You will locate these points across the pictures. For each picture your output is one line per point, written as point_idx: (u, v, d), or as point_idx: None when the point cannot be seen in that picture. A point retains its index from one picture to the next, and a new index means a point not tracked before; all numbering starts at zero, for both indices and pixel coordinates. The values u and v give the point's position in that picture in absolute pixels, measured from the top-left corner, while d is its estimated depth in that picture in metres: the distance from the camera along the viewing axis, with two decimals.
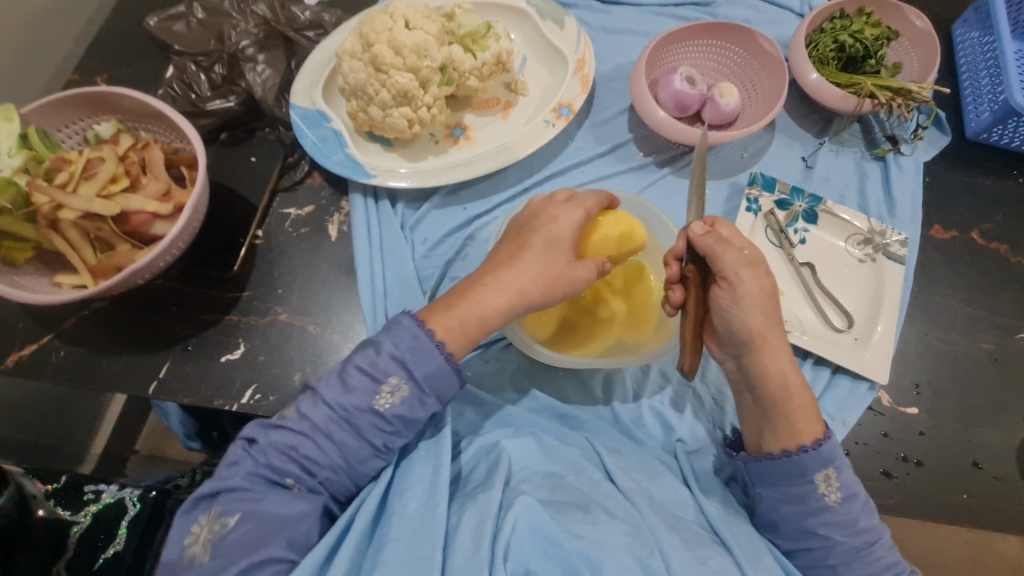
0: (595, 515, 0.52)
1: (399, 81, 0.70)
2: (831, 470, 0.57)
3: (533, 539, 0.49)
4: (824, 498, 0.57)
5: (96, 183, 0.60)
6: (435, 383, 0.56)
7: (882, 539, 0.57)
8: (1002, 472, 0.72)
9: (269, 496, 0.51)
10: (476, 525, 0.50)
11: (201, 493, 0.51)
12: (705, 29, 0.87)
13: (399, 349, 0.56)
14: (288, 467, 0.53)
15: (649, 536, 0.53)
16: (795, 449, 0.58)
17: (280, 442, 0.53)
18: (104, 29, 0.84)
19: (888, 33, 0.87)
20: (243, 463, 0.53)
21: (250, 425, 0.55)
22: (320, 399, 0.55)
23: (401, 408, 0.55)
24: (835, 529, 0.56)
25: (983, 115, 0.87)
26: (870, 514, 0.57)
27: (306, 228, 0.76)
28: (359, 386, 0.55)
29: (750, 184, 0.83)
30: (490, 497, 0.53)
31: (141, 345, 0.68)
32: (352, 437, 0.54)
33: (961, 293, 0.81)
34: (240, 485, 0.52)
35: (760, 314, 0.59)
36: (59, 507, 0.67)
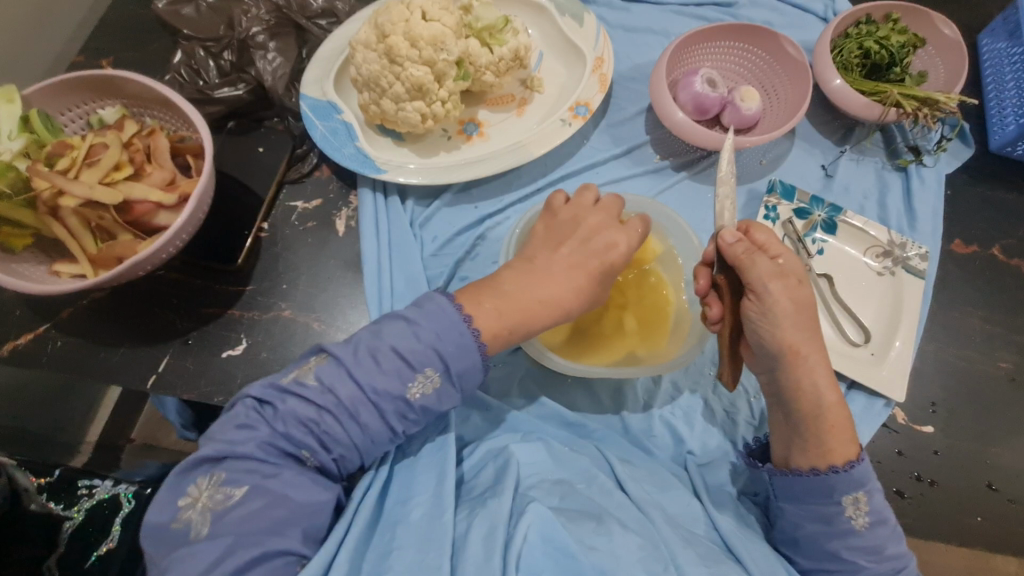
0: (608, 526, 0.51)
1: (414, 74, 0.68)
2: (862, 494, 0.55)
3: (545, 550, 0.48)
4: (852, 520, 0.54)
5: (99, 169, 0.58)
6: (468, 379, 0.54)
7: (908, 566, 0.55)
8: (1018, 495, 0.70)
9: (284, 473, 0.49)
10: (487, 534, 0.49)
11: (207, 453, 0.48)
12: (727, 30, 0.85)
13: (440, 339, 0.53)
14: (305, 440, 0.50)
15: (664, 551, 0.51)
16: (824, 468, 0.55)
17: (300, 413, 0.50)
18: (110, 11, 0.82)
19: (915, 40, 0.84)
20: (256, 428, 0.50)
21: (266, 386, 0.52)
22: (349, 374, 0.51)
23: (430, 400, 0.53)
24: (858, 552, 0.54)
25: (1009, 128, 0.85)
26: (897, 539, 0.55)
27: (313, 222, 0.74)
28: (393, 370, 0.52)
29: (768, 191, 0.81)
30: (501, 504, 0.52)
31: (141, 336, 0.66)
32: (374, 420, 0.52)
33: (980, 309, 0.80)
34: (251, 453, 0.49)
35: (792, 328, 0.57)
36: (51, 501, 0.65)
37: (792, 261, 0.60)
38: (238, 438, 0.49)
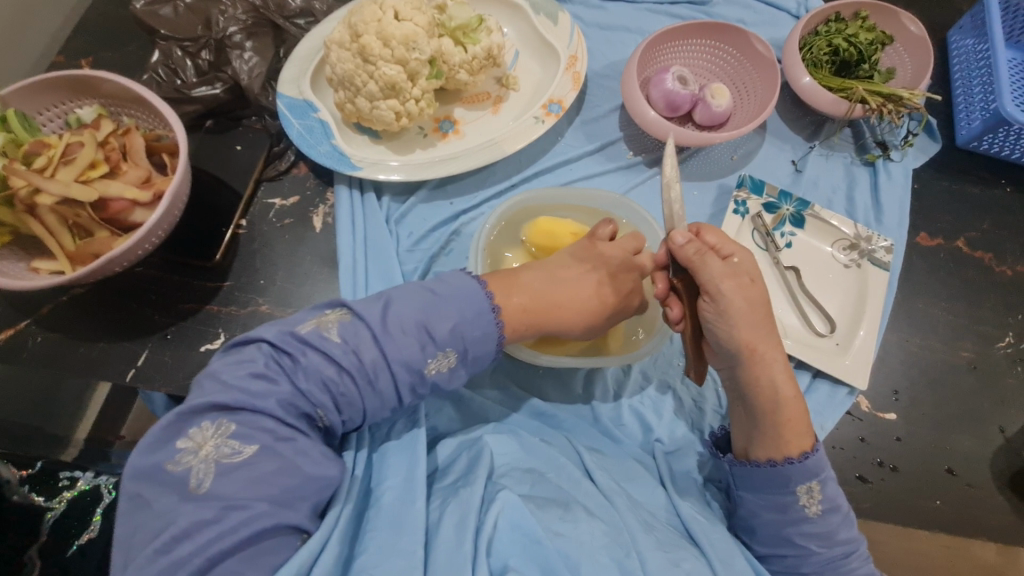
0: (575, 513, 0.53)
1: (387, 72, 0.70)
2: (815, 483, 0.56)
3: (513, 535, 0.50)
4: (805, 509, 0.56)
5: (75, 167, 0.59)
6: (479, 360, 0.58)
7: (858, 550, 0.57)
8: (976, 479, 0.73)
9: (300, 438, 0.50)
10: (458, 520, 0.51)
11: (226, 402, 0.48)
12: (699, 29, 0.87)
13: (466, 320, 0.56)
14: (321, 400, 0.52)
15: (627, 536, 0.53)
16: (780, 460, 0.57)
17: (322, 371, 0.52)
18: (90, 11, 0.83)
19: (882, 38, 0.86)
20: (277, 381, 0.51)
21: (291, 339, 0.53)
22: (376, 341, 0.54)
23: (442, 376, 0.56)
24: (810, 539, 0.56)
25: (974, 123, 0.87)
26: (849, 526, 0.57)
27: (290, 219, 0.75)
28: (415, 344, 0.54)
29: (738, 186, 0.83)
30: (473, 492, 0.53)
31: (121, 331, 0.68)
32: (386, 390, 0.54)
33: (944, 300, 0.82)
34: (269, 407, 0.49)
35: (748, 327, 0.59)
36: (33, 492, 0.66)
37: (747, 261, 0.62)
38: (259, 390, 0.50)
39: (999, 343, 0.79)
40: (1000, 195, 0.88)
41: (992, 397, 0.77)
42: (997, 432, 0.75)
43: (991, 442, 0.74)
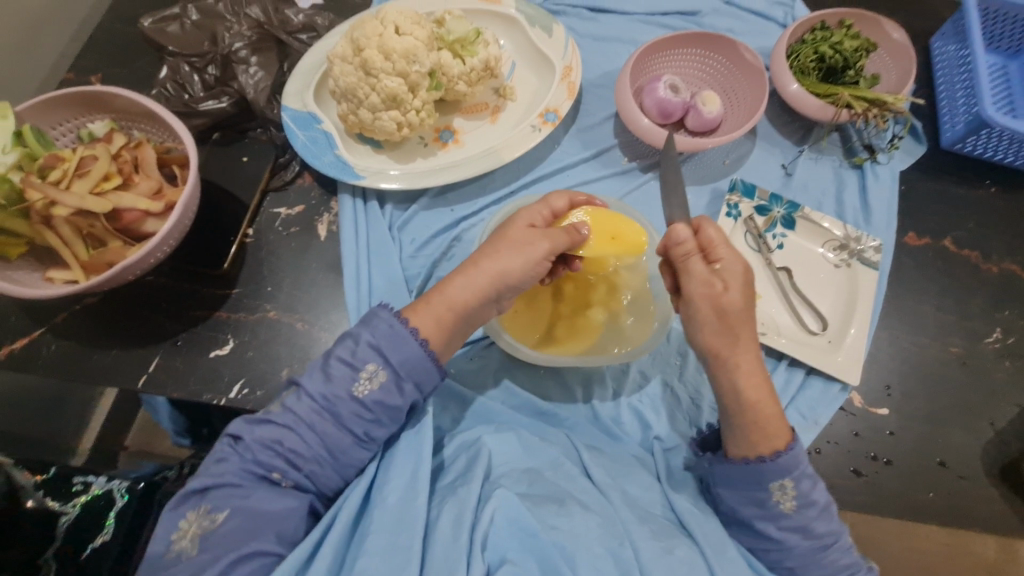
0: (569, 508, 0.54)
1: (389, 85, 0.72)
2: (787, 480, 0.57)
3: (510, 529, 0.52)
4: (779, 504, 0.58)
5: (89, 180, 0.61)
6: (411, 368, 0.57)
7: (838, 542, 0.59)
8: (968, 472, 0.74)
9: (257, 492, 0.52)
10: (455, 517, 0.53)
11: (191, 488, 0.52)
12: (689, 38, 0.90)
13: (377, 337, 0.57)
14: (274, 462, 0.53)
15: (621, 529, 0.55)
16: (754, 458, 0.59)
17: (265, 436, 0.54)
18: (99, 29, 0.86)
19: (866, 45, 0.89)
20: (232, 460, 0.53)
21: (236, 422, 0.55)
22: (305, 393, 0.55)
23: (379, 394, 0.56)
24: (792, 533, 0.58)
25: (957, 125, 0.90)
26: (828, 519, 0.59)
27: (296, 227, 0.77)
28: (339, 375, 0.56)
29: (730, 190, 0.85)
30: (470, 492, 0.55)
31: (132, 338, 0.69)
32: (333, 428, 0.55)
33: (932, 298, 0.84)
34: (230, 482, 0.52)
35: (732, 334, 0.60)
36: (48, 497, 0.67)
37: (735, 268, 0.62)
38: (215, 470, 0.52)
39: (987, 338, 0.82)
40: (984, 195, 0.90)
41: (981, 391, 0.79)
42: (987, 426, 0.77)
43: (981, 435, 0.76)
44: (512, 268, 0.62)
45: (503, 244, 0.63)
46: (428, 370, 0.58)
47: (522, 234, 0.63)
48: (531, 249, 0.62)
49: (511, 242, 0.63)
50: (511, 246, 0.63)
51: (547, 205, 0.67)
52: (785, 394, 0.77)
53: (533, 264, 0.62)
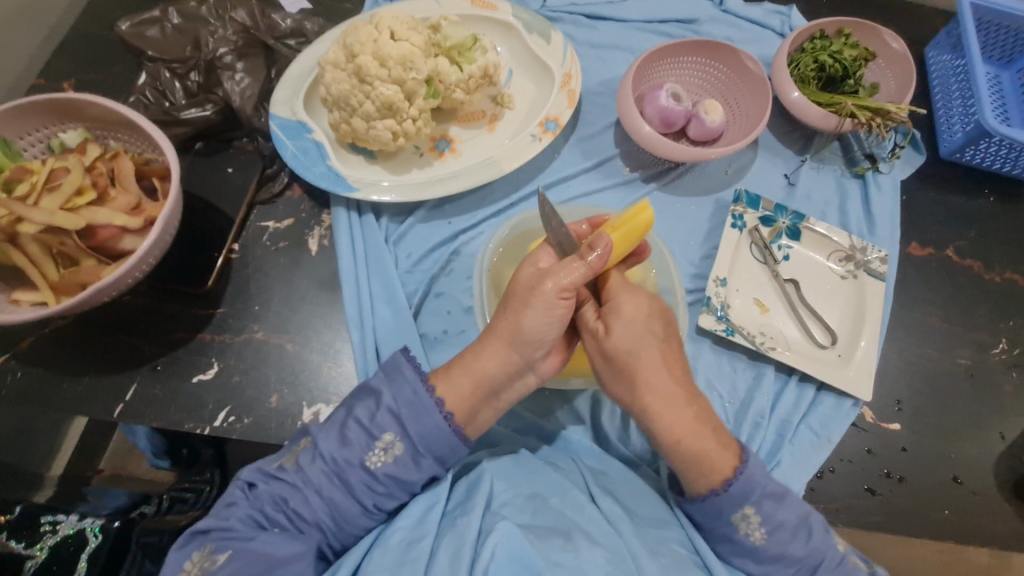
0: (576, 542, 0.50)
1: (384, 93, 0.69)
2: (748, 509, 0.56)
3: (511, 566, 0.47)
4: (748, 537, 0.57)
5: (60, 195, 0.57)
6: (431, 442, 0.54)
7: (824, 562, 0.57)
8: (981, 487, 0.73)
9: (262, 536, 0.49)
10: (453, 552, 0.49)
11: (197, 526, 0.49)
12: (689, 46, 0.88)
13: (398, 404, 0.54)
14: (279, 517, 0.51)
15: (631, 564, 0.51)
16: (708, 493, 0.57)
17: (277, 491, 0.52)
18: (73, 32, 0.81)
19: (866, 54, 0.88)
20: (240, 505, 0.51)
21: (250, 468, 0.54)
22: (319, 453, 0.53)
23: (393, 467, 0.54)
24: (772, 564, 0.57)
25: (956, 135, 0.89)
26: (805, 538, 0.57)
27: (285, 242, 0.73)
28: (356, 442, 0.53)
29: (734, 201, 0.83)
30: (469, 523, 0.51)
31: (106, 364, 0.65)
32: (341, 495, 0.52)
33: (938, 309, 0.83)
34: (233, 526, 0.49)
35: None
36: (11, 540, 0.57)
37: (634, 303, 0.59)
38: (220, 513, 0.50)
39: (993, 350, 0.81)
40: (983, 205, 0.90)
41: (989, 403, 0.77)
42: (997, 439, 0.76)
43: (991, 449, 0.75)
44: (528, 322, 0.55)
45: (515, 302, 0.56)
46: (450, 445, 0.55)
47: (528, 281, 0.56)
48: (538, 294, 0.55)
49: (520, 296, 0.56)
50: (521, 302, 0.56)
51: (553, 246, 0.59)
52: (795, 411, 0.74)
53: (546, 311, 0.55)
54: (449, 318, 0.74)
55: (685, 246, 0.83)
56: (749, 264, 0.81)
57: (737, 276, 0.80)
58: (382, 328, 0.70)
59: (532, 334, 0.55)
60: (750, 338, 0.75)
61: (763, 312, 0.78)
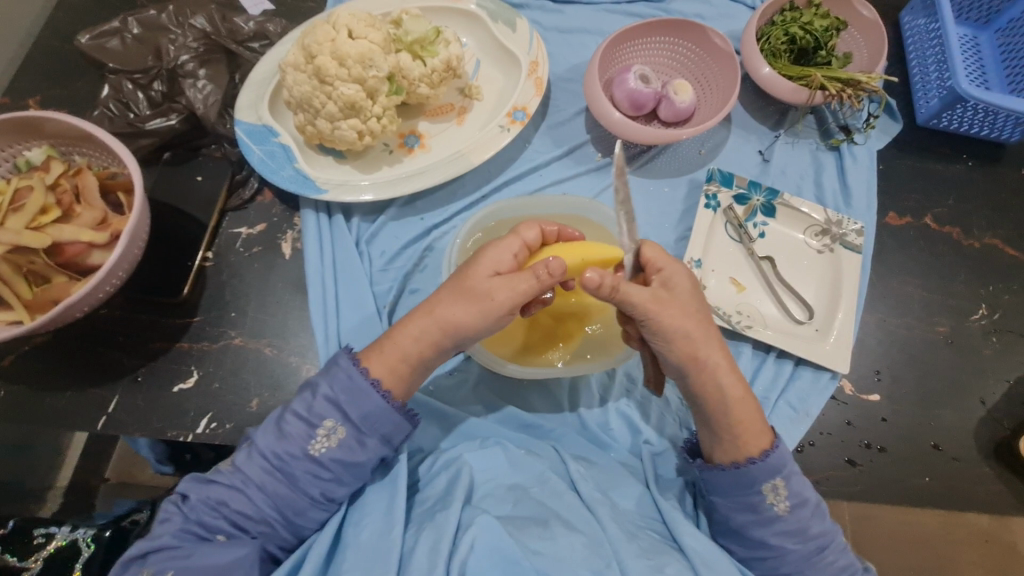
0: (553, 530, 0.52)
1: (345, 92, 0.69)
2: (780, 480, 0.57)
3: (489, 557, 0.48)
4: (773, 507, 0.57)
5: (25, 214, 0.57)
6: (373, 422, 0.55)
7: (833, 542, 0.58)
8: (962, 453, 0.73)
9: (201, 551, 0.49)
10: (432, 546, 0.49)
11: (132, 553, 0.48)
12: (658, 26, 0.87)
13: (335, 391, 0.55)
14: (219, 524, 0.52)
15: (607, 547, 0.52)
16: (743, 461, 0.58)
17: (211, 497, 0.52)
18: (35, 47, 0.80)
19: (837, 24, 0.87)
20: (174, 520, 0.51)
21: (186, 479, 0.54)
22: (258, 450, 0.53)
23: (337, 451, 0.54)
24: (786, 538, 0.57)
25: (931, 101, 0.88)
26: (820, 518, 0.58)
27: (258, 247, 0.74)
28: (295, 433, 0.54)
29: (708, 180, 0.82)
30: (448, 516, 0.52)
31: (89, 377, 0.66)
32: (286, 488, 0.53)
33: (917, 279, 0.83)
34: (170, 544, 0.50)
35: (704, 340, 0.60)
36: (6, 553, 0.59)
37: (677, 274, 0.60)
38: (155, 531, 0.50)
39: (973, 316, 0.81)
40: (962, 170, 0.89)
41: (969, 369, 0.78)
42: (977, 404, 0.76)
43: (972, 415, 0.75)
44: (466, 321, 0.57)
45: (463, 297, 0.57)
46: (395, 423, 0.56)
47: (481, 282, 0.57)
48: (489, 301, 0.56)
49: (469, 293, 0.57)
50: (469, 300, 0.57)
51: (518, 238, 0.59)
52: (774, 388, 0.75)
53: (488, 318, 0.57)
54: None
55: (660, 229, 0.83)
56: (724, 244, 0.81)
57: (712, 257, 0.80)
58: (358, 328, 0.71)
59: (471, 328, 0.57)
60: (727, 318, 0.75)
61: (739, 290, 0.78)
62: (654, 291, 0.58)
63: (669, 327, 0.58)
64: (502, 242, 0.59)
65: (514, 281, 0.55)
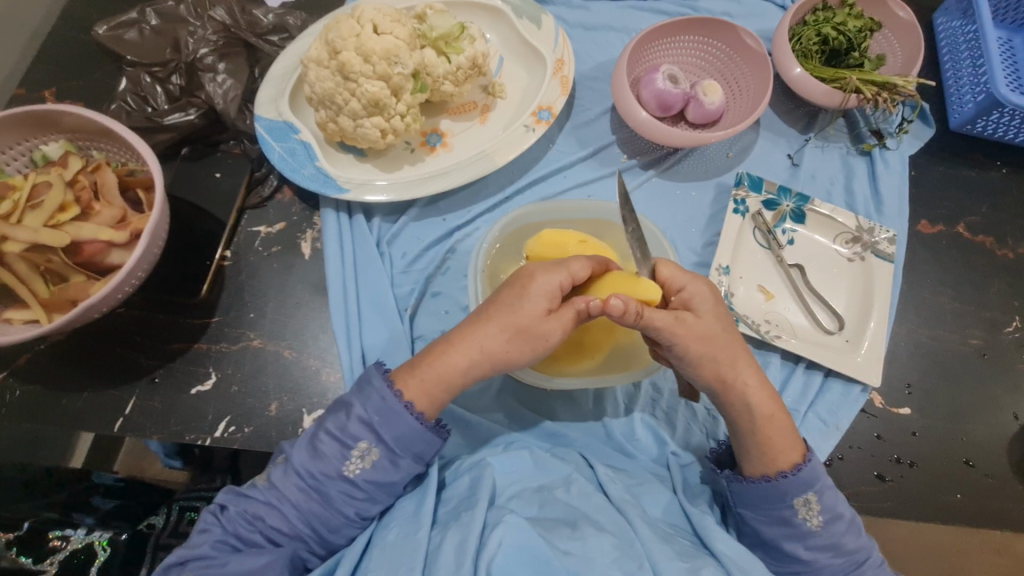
0: (582, 530, 0.50)
1: (370, 89, 0.67)
2: (811, 495, 0.55)
3: (521, 558, 0.47)
4: (806, 522, 0.55)
5: (43, 212, 0.56)
6: (407, 443, 0.54)
7: (869, 557, 0.56)
8: (994, 470, 0.72)
9: (237, 559, 0.48)
10: (460, 542, 0.48)
11: (171, 561, 0.48)
12: (687, 25, 0.84)
13: (369, 412, 0.53)
14: (255, 537, 0.51)
15: (638, 549, 0.50)
16: (775, 475, 0.56)
17: (248, 510, 0.51)
18: (50, 39, 0.78)
19: (871, 24, 0.85)
20: (212, 531, 0.50)
21: (223, 490, 0.53)
22: (293, 468, 0.52)
23: (372, 472, 0.53)
24: (821, 552, 0.55)
25: (966, 106, 0.86)
26: (857, 533, 0.56)
27: (277, 246, 0.72)
28: (329, 453, 0.52)
29: (736, 185, 0.80)
30: (474, 517, 0.50)
31: (105, 378, 0.64)
32: (320, 507, 0.52)
33: (949, 289, 0.81)
34: (206, 553, 0.49)
35: (736, 352, 0.58)
36: (21, 556, 0.59)
37: (701, 294, 0.59)
38: (194, 540, 0.49)
39: (1007, 329, 0.79)
40: (996, 177, 0.87)
41: (1002, 383, 0.76)
42: (1010, 419, 0.74)
43: (1004, 431, 0.73)
44: (520, 359, 0.56)
45: (522, 338, 0.55)
46: (427, 441, 0.55)
47: (544, 327, 0.55)
48: (538, 337, 0.55)
49: (529, 335, 0.55)
50: (526, 341, 0.55)
51: (565, 271, 0.56)
52: (803, 399, 0.73)
53: (536, 353, 0.56)
54: (445, 318, 0.72)
55: (687, 234, 0.81)
56: (752, 251, 0.79)
57: (740, 264, 0.78)
58: (379, 331, 0.70)
59: (516, 361, 0.56)
60: (756, 327, 0.73)
61: (767, 299, 0.76)
62: (677, 312, 0.56)
63: (703, 337, 0.57)
64: (548, 274, 0.56)
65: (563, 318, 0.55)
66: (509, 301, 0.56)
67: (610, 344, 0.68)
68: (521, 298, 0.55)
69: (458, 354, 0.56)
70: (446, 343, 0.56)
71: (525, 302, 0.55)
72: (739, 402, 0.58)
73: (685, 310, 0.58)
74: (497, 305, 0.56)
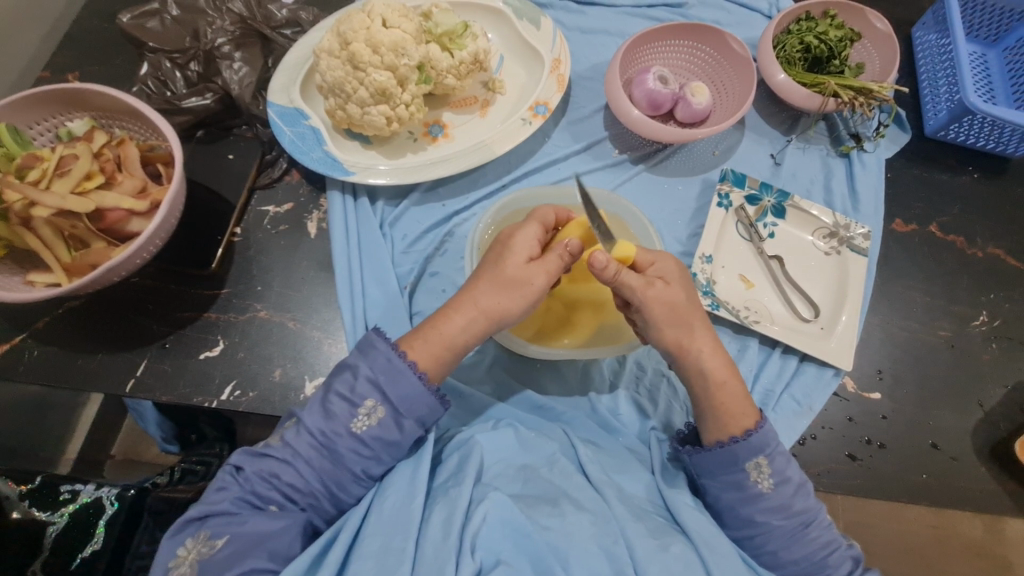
0: (562, 508, 0.54)
1: (377, 79, 0.71)
2: (762, 458, 0.59)
3: (503, 531, 0.50)
4: (758, 484, 0.59)
5: (70, 179, 0.59)
6: (411, 403, 0.57)
7: (817, 518, 0.59)
8: (959, 453, 0.76)
9: (254, 518, 0.51)
10: (446, 517, 0.51)
11: (190, 515, 0.51)
12: (677, 30, 0.90)
13: (375, 372, 0.57)
14: (272, 495, 0.54)
15: (614, 525, 0.54)
16: (727, 439, 0.60)
17: (264, 470, 0.54)
18: (75, 26, 0.83)
19: (851, 35, 0.90)
20: (231, 489, 0.53)
21: (239, 452, 0.56)
22: (306, 428, 0.56)
23: (378, 430, 0.56)
24: (772, 513, 0.58)
25: (940, 113, 0.91)
26: (804, 496, 0.60)
27: (285, 225, 0.76)
28: (338, 413, 0.56)
29: (721, 180, 0.85)
30: (461, 492, 0.53)
31: (118, 341, 0.68)
32: (330, 465, 0.55)
33: (920, 284, 0.85)
34: (226, 510, 0.52)
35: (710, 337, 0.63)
36: (36, 508, 0.63)
37: (668, 266, 0.64)
38: (213, 498, 0.52)
39: (973, 322, 0.83)
40: (967, 181, 0.92)
41: (968, 373, 0.80)
42: (975, 407, 0.78)
43: (970, 417, 0.77)
44: (512, 309, 0.60)
45: (509, 287, 0.60)
46: (429, 405, 0.58)
47: (526, 272, 0.60)
48: (523, 283, 0.60)
49: (515, 283, 0.60)
50: (513, 288, 0.60)
51: (537, 223, 0.63)
52: (778, 381, 0.77)
53: (526, 298, 0.60)
54: (443, 297, 0.76)
55: (673, 225, 0.86)
56: (734, 242, 0.83)
57: (723, 253, 0.82)
58: (379, 305, 0.74)
59: (507, 312, 0.60)
60: (736, 312, 0.78)
61: (747, 287, 0.81)
62: (652, 286, 0.60)
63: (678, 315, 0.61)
64: (525, 228, 0.63)
65: (545, 263, 0.60)
66: (499, 259, 0.61)
67: (598, 324, 0.72)
68: (502, 252, 0.61)
69: (457, 316, 0.60)
70: (448, 306, 0.61)
71: (509, 252, 0.61)
72: (712, 377, 0.62)
73: (659, 278, 0.62)
74: (487, 262, 0.62)
